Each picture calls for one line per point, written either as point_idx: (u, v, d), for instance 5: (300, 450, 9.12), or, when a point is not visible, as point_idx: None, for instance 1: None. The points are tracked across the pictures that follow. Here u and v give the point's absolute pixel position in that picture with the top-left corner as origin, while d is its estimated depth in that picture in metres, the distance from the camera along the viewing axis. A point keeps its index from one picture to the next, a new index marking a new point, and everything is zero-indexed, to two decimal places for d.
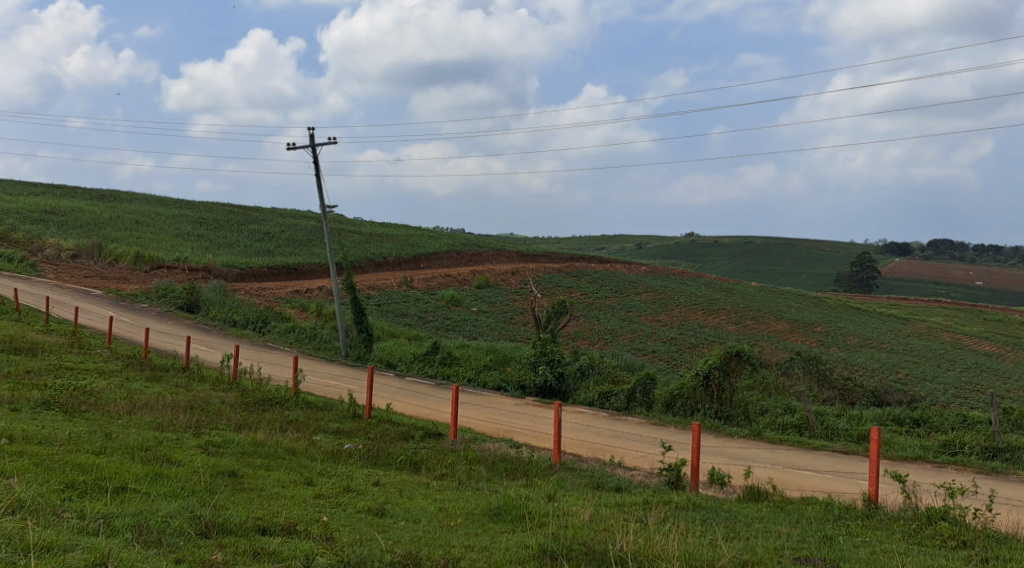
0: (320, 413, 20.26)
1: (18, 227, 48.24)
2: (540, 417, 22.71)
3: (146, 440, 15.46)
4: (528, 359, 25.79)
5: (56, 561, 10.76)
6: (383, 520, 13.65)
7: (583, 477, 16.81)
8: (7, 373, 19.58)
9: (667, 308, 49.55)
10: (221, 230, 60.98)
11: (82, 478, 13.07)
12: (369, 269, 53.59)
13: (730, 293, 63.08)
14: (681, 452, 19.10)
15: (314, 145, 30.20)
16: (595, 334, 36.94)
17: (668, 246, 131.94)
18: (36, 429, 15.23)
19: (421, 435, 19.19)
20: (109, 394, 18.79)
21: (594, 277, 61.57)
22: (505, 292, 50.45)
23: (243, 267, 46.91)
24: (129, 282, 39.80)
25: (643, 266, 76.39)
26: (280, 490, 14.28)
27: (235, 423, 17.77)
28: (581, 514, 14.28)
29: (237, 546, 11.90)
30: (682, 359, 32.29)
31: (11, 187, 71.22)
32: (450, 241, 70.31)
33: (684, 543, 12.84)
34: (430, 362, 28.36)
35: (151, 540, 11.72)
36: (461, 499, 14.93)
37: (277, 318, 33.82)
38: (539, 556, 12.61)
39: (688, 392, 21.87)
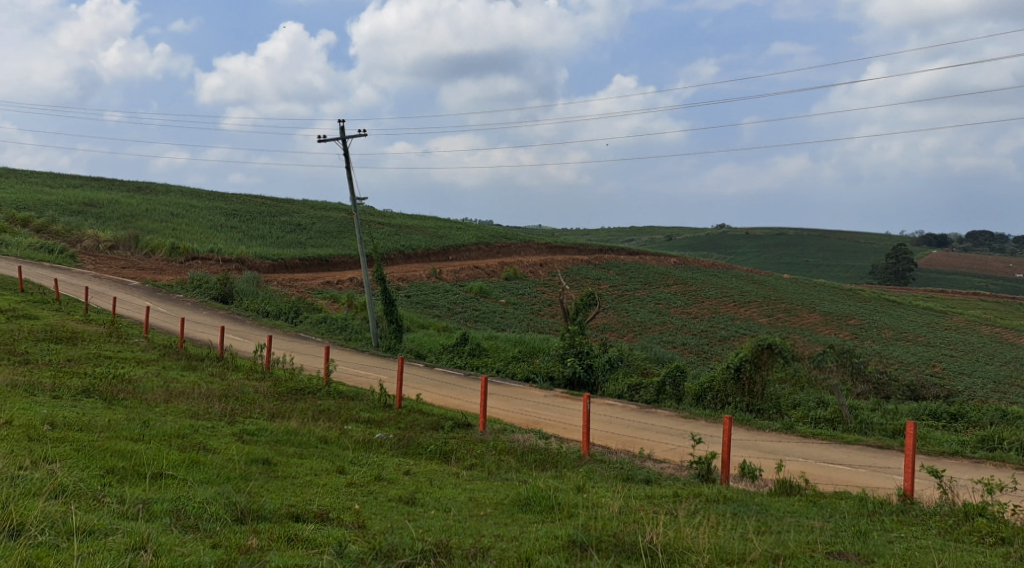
0: (352, 403, 20.41)
1: (57, 218, 48.81)
2: (569, 409, 22.74)
3: (183, 428, 15.66)
4: (557, 351, 25.82)
5: (97, 544, 10.91)
6: (414, 509, 13.73)
7: (613, 469, 16.84)
8: (48, 361, 19.89)
9: (698, 301, 49.40)
10: (254, 221, 61.43)
11: (121, 465, 13.26)
12: (399, 260, 53.84)
13: (761, 285, 62.76)
14: (711, 445, 19.08)
15: (344, 138, 30.40)
16: (624, 326, 36.96)
17: (698, 237, 131.42)
18: (77, 416, 15.46)
19: (451, 426, 19.27)
20: (147, 382, 19.05)
21: (623, 269, 61.51)
22: (534, 284, 50.49)
23: (275, 259, 47.24)
24: (164, 273, 40.24)
25: (675, 258, 76.16)
26: (313, 477, 14.42)
27: (268, 412, 17.94)
28: (611, 505, 14.31)
29: (271, 532, 12.03)
30: (713, 352, 32.17)
31: (51, 179, 72.16)
32: (479, 232, 70.51)
33: (715, 536, 12.85)
34: (459, 353, 28.47)
35: (188, 525, 11.87)
36: (491, 489, 15.01)
37: (309, 309, 34.05)
38: (568, 547, 12.66)
39: (718, 384, 21.79)
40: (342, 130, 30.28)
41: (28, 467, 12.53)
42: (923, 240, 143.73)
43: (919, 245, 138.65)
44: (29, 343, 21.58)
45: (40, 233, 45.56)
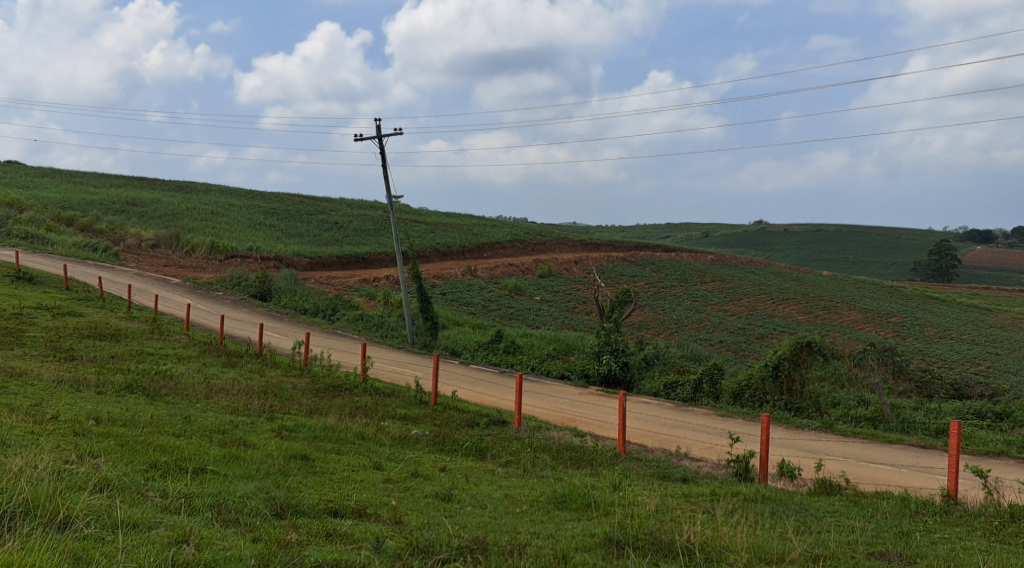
0: (388, 399, 20.47)
1: (100, 217, 49.43)
2: (604, 407, 22.67)
3: (223, 424, 15.77)
4: (592, 349, 25.72)
5: (140, 537, 11.00)
6: (450, 505, 13.74)
7: (649, 467, 16.74)
8: (93, 357, 20.13)
9: (735, 298, 49.08)
10: (291, 219, 61.85)
11: (164, 459, 13.37)
12: (435, 258, 53.97)
13: (800, 282, 62.24)
14: (749, 444, 18.94)
15: (380, 138, 30.49)
16: (660, 323, 36.81)
17: (736, 234, 130.67)
18: (121, 411, 15.61)
19: (486, 423, 19.26)
20: (188, 379, 19.21)
21: (660, 266, 61.26)
22: (569, 281, 50.41)
23: (313, 257, 47.50)
24: (204, 271, 40.59)
25: (712, 255, 75.72)
26: (350, 473, 14.46)
27: (306, 408, 18.04)
28: (647, 503, 14.24)
29: (310, 527, 12.07)
30: (751, 349, 31.96)
31: (94, 179, 73.11)
32: (514, 230, 70.62)
33: (753, 535, 12.74)
34: (494, 350, 28.47)
35: (229, 519, 11.94)
36: (527, 486, 14.99)
37: (346, 307, 34.20)
38: (605, 544, 12.62)
39: (756, 383, 21.66)
40: (378, 129, 30.36)
41: (74, 461, 12.65)
42: (966, 237, 141.88)
43: (962, 242, 136.90)
44: (74, 339, 21.84)
45: (83, 231, 46.12)
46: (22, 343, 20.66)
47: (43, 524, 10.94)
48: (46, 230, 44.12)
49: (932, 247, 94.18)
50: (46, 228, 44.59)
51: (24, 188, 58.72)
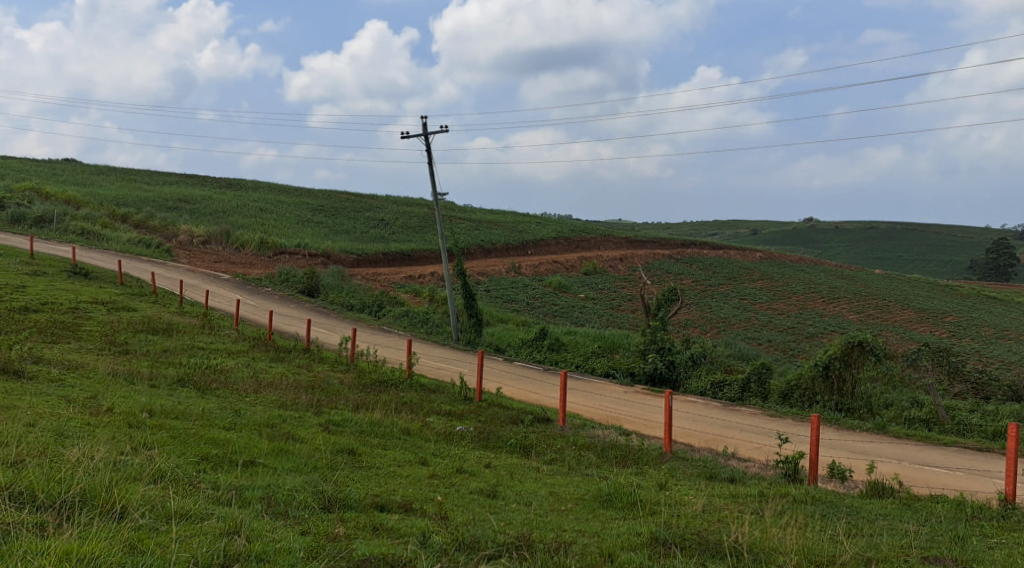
0: (433, 395, 20.46)
1: (153, 214, 50.06)
2: (649, 406, 22.50)
3: (272, 418, 15.85)
4: (638, 347, 25.53)
5: (193, 528, 11.05)
6: (496, 501, 13.68)
7: (696, 467, 16.56)
8: (146, 351, 20.33)
9: (784, 297, 48.51)
10: (339, 216, 62.28)
11: (214, 452, 13.44)
12: (480, 255, 54.01)
13: (851, 281, 61.49)
14: (799, 445, 18.66)
15: (425, 135, 30.55)
16: (706, 322, 36.52)
17: (785, 231, 129.30)
18: (173, 404, 15.75)
19: (530, 420, 19.17)
20: (237, 373, 19.37)
21: (706, 264, 60.80)
22: (614, 279, 50.16)
23: (360, 254, 47.72)
24: (254, 267, 40.93)
25: (761, 252, 74.89)
26: (396, 468, 14.46)
27: (353, 403, 18.07)
28: (694, 503, 14.08)
29: (358, 521, 12.07)
30: (800, 349, 31.57)
31: (147, 176, 74.12)
32: (558, 227, 70.50)
33: (803, 537, 12.53)
34: (538, 347, 28.39)
35: (278, 512, 11.97)
36: (571, 484, 14.89)
37: (392, 303, 34.29)
38: (651, 543, 12.49)
39: (806, 382, 21.41)
40: (424, 126, 30.41)
41: (129, 452, 12.76)
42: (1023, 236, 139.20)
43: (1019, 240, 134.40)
44: (127, 334, 22.09)
45: (137, 228, 46.69)
46: (77, 336, 20.94)
47: (101, 514, 11.03)
48: (101, 226, 44.73)
49: (989, 246, 92.55)
50: (101, 224, 45.24)
51: (78, 185, 59.54)
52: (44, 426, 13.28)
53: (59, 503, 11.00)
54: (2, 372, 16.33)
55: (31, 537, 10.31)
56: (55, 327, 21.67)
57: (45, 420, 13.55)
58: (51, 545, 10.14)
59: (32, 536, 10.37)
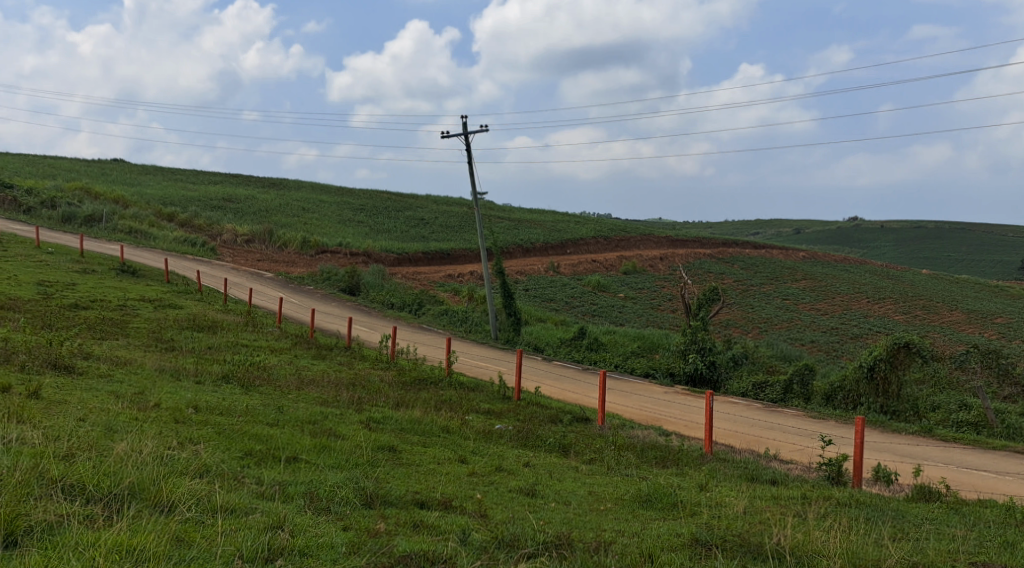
0: (472, 394, 20.46)
1: (198, 213, 50.61)
2: (689, 406, 22.35)
3: (315, 415, 15.90)
4: (678, 347, 25.36)
5: (238, 522, 11.11)
6: (535, 500, 13.64)
7: (737, 468, 16.41)
8: (191, 347, 20.50)
9: (828, 297, 48.05)
10: (380, 216, 62.64)
11: (258, 448, 13.52)
12: (519, 254, 54.05)
13: (898, 281, 60.76)
14: (842, 448, 18.44)
15: (466, 135, 30.56)
16: (748, 322, 36.26)
17: (828, 230, 128.07)
18: (218, 400, 15.88)
19: (569, 420, 19.10)
20: (280, 370, 19.48)
21: (748, 264, 60.42)
22: (654, 278, 49.98)
23: (400, 253, 47.90)
24: (296, 265, 41.21)
25: (805, 252, 74.27)
26: (436, 465, 14.47)
27: (393, 401, 18.10)
28: (735, 505, 13.94)
29: (399, 517, 12.07)
30: (843, 350, 31.26)
31: (193, 176, 74.97)
32: (597, 225, 70.49)
33: (848, 541, 12.34)
34: (577, 347, 28.31)
35: (321, 508, 12.01)
36: (611, 484, 14.81)
37: (432, 302, 34.37)
38: (691, 545, 12.40)
39: (851, 384, 21.17)
40: (464, 126, 30.47)
41: (175, 447, 12.85)
42: None
43: None
44: (174, 330, 22.30)
45: (183, 227, 47.18)
46: (125, 333, 21.17)
47: (150, 508, 11.12)
48: (148, 225, 45.25)
49: None
50: (149, 222, 45.79)
51: (127, 185, 60.29)
52: (93, 420, 13.42)
53: (109, 497, 11.10)
54: (53, 367, 16.52)
55: (81, 530, 10.38)
56: (104, 323, 21.94)
57: (94, 415, 13.69)
58: (101, 538, 10.22)
59: (82, 528, 10.45)
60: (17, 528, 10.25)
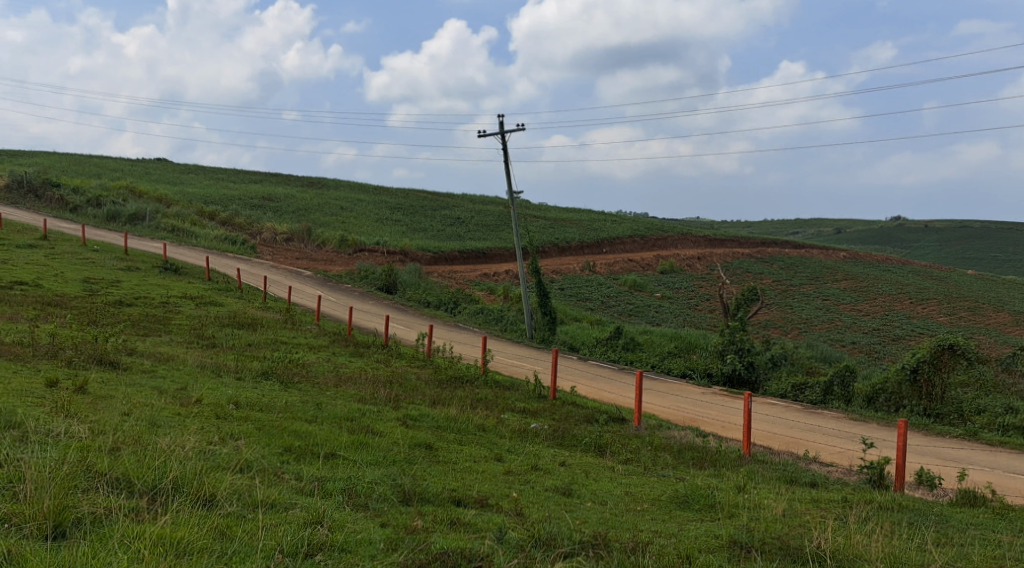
0: (507, 392, 20.38)
1: (238, 212, 51.00)
2: (727, 407, 22.15)
3: (352, 411, 15.92)
4: (716, 347, 25.15)
5: (278, 517, 11.11)
6: (571, 500, 13.53)
7: (776, 470, 16.21)
8: (231, 344, 20.61)
9: (869, 298, 47.45)
10: (417, 215, 62.80)
11: (298, 443, 13.53)
12: (555, 253, 53.99)
13: (942, 282, 59.91)
14: (884, 451, 18.20)
15: (502, 134, 30.53)
16: (787, 322, 35.92)
17: (869, 230, 126.57)
18: (258, 396, 15.94)
19: (605, 420, 18.97)
20: (319, 367, 19.52)
21: (788, 264, 59.90)
22: (691, 278, 49.67)
23: (436, 251, 47.96)
24: (334, 264, 41.38)
25: (846, 252, 73.43)
26: (472, 464, 14.41)
27: (429, 398, 18.08)
28: (774, 507, 13.76)
29: (436, 514, 12.02)
30: (885, 351, 30.84)
31: (233, 175, 75.64)
32: (635, 225, 70.16)
33: (890, 545, 12.12)
34: (613, 346, 28.15)
35: (359, 503, 11.98)
36: (648, 484, 14.68)
37: (468, 301, 34.37)
38: (729, 547, 12.25)
39: (893, 387, 20.96)
40: (501, 126, 30.44)
41: (217, 443, 12.89)
42: None
43: None
44: (214, 327, 22.45)
45: (223, 225, 47.52)
46: (167, 330, 21.32)
47: (192, 501, 11.14)
48: (190, 223, 45.67)
49: None
50: (191, 220, 46.23)
51: (169, 184, 60.82)
52: (137, 415, 13.50)
53: (154, 490, 11.13)
54: (98, 362, 16.66)
55: (126, 523, 10.41)
56: (148, 320, 22.13)
57: (138, 410, 13.76)
58: (146, 530, 10.24)
59: (128, 521, 10.48)
60: (65, 520, 10.31)
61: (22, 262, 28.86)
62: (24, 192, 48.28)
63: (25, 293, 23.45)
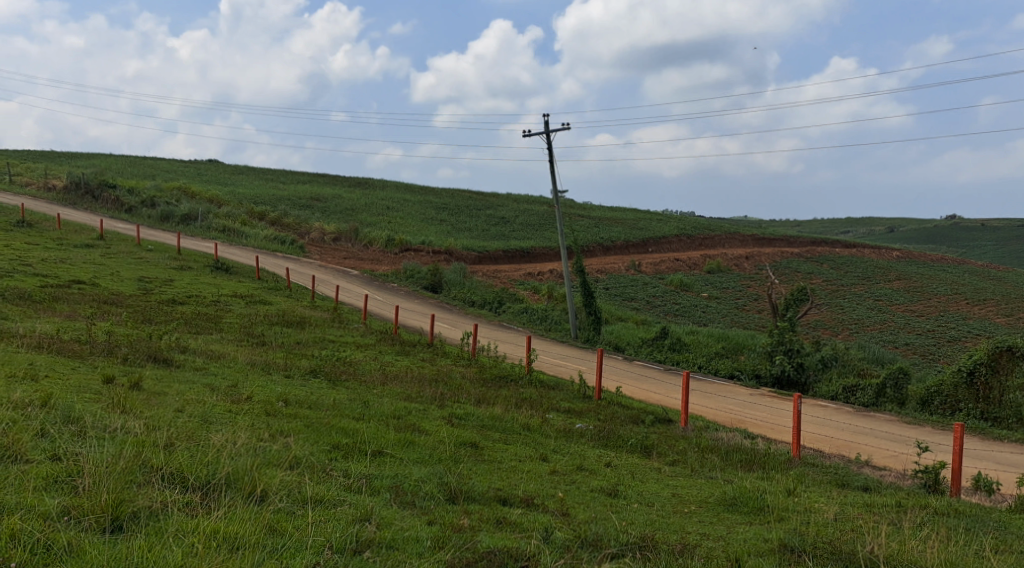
0: (552, 392, 20.19)
1: (287, 212, 51.29)
2: (776, 409, 21.78)
3: (398, 409, 15.85)
4: (764, 348, 24.79)
5: (327, 513, 11.04)
6: (617, 500, 13.33)
7: (827, 474, 15.87)
8: (281, 342, 20.64)
9: (923, 298, 46.60)
10: (462, 214, 62.79)
11: (345, 441, 13.47)
12: (599, 252, 53.70)
13: (999, 282, 58.70)
14: (939, 455, 17.78)
15: (547, 132, 30.35)
16: (838, 323, 35.35)
17: (922, 230, 124.55)
18: (307, 394, 15.91)
19: (652, 421, 18.72)
20: (366, 365, 19.46)
21: (838, 263, 59.05)
22: (738, 278, 49.11)
23: (481, 251, 47.89)
24: (380, 263, 41.43)
25: (899, 251, 72.30)
26: (518, 463, 14.26)
27: (474, 397, 17.95)
28: (825, 511, 13.47)
29: (482, 513, 11.89)
30: (940, 353, 30.22)
31: (283, 175, 76.22)
32: (682, 224, 69.53)
33: (946, 551, 11.77)
34: (659, 347, 27.82)
35: (406, 501, 11.87)
36: (695, 486, 14.42)
37: (513, 300, 34.23)
38: (779, 551, 11.98)
39: (949, 389, 20.49)
40: (546, 125, 30.28)
41: (267, 439, 12.85)
42: None
43: None
44: (264, 325, 22.51)
45: (273, 225, 47.80)
46: (218, 328, 21.39)
47: (244, 497, 11.09)
48: (241, 223, 46.01)
49: None
50: (241, 220, 46.56)
51: (220, 185, 61.31)
52: (190, 411, 13.53)
53: (207, 485, 11.09)
54: (153, 359, 16.75)
55: (181, 517, 10.38)
56: (199, 318, 22.25)
57: (191, 406, 13.79)
58: (199, 525, 10.19)
59: (182, 515, 10.44)
60: (122, 513, 10.29)
61: (80, 262, 29.17)
62: (81, 192, 48.82)
63: (81, 291, 23.71)
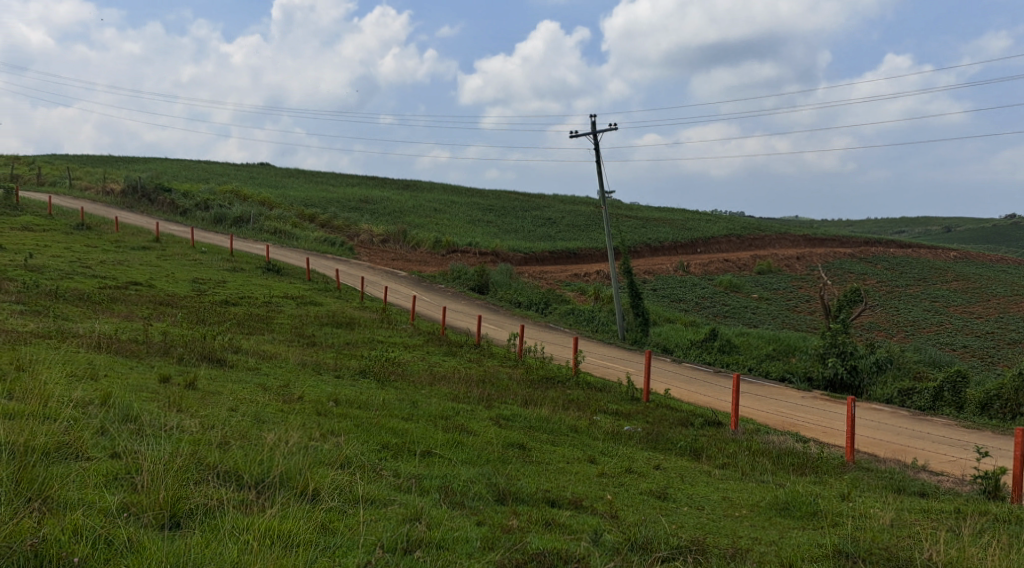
0: (600, 394, 20.02)
1: (336, 214, 51.58)
2: (829, 412, 21.40)
3: (446, 410, 15.77)
4: (816, 350, 24.42)
5: (378, 513, 10.99)
6: (667, 504, 13.14)
7: (882, 479, 15.53)
8: (330, 342, 20.70)
9: (981, 299, 45.66)
10: (509, 216, 62.72)
11: (395, 441, 13.41)
12: (647, 252, 53.33)
13: None
14: (999, 460, 17.34)
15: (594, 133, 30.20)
16: (893, 325, 34.77)
17: (979, 230, 122.28)
18: (356, 394, 15.91)
19: (701, 423, 18.47)
20: (414, 366, 19.42)
21: (892, 264, 58.08)
22: (789, 279, 48.48)
23: (528, 252, 47.78)
24: (428, 264, 41.47)
25: (956, 251, 70.93)
26: (566, 464, 14.11)
27: (521, 399, 17.83)
28: (881, 516, 13.13)
29: (530, 515, 11.76)
30: (999, 356, 29.54)
31: (332, 178, 76.66)
32: (732, 225, 68.80)
33: (1007, 558, 11.44)
34: (708, 348, 27.44)
35: (455, 502, 11.78)
36: (746, 490, 14.17)
37: (560, 301, 34.07)
38: (834, 556, 11.72)
39: (1009, 393, 20.01)
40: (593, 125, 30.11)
41: (319, 439, 12.82)
42: None
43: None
44: (314, 326, 22.58)
45: (322, 227, 48.09)
46: (270, 328, 21.48)
47: (298, 495, 11.05)
48: (290, 225, 46.30)
49: None
50: (291, 222, 46.90)
51: (272, 188, 61.90)
52: (243, 410, 13.56)
53: (262, 484, 11.06)
54: (206, 359, 16.84)
55: (236, 514, 10.34)
56: (252, 318, 22.38)
57: (244, 406, 13.82)
58: (254, 522, 10.16)
59: (237, 512, 10.41)
60: (179, 510, 10.29)
61: (136, 263, 29.51)
62: (137, 196, 49.40)
63: (138, 292, 23.96)
